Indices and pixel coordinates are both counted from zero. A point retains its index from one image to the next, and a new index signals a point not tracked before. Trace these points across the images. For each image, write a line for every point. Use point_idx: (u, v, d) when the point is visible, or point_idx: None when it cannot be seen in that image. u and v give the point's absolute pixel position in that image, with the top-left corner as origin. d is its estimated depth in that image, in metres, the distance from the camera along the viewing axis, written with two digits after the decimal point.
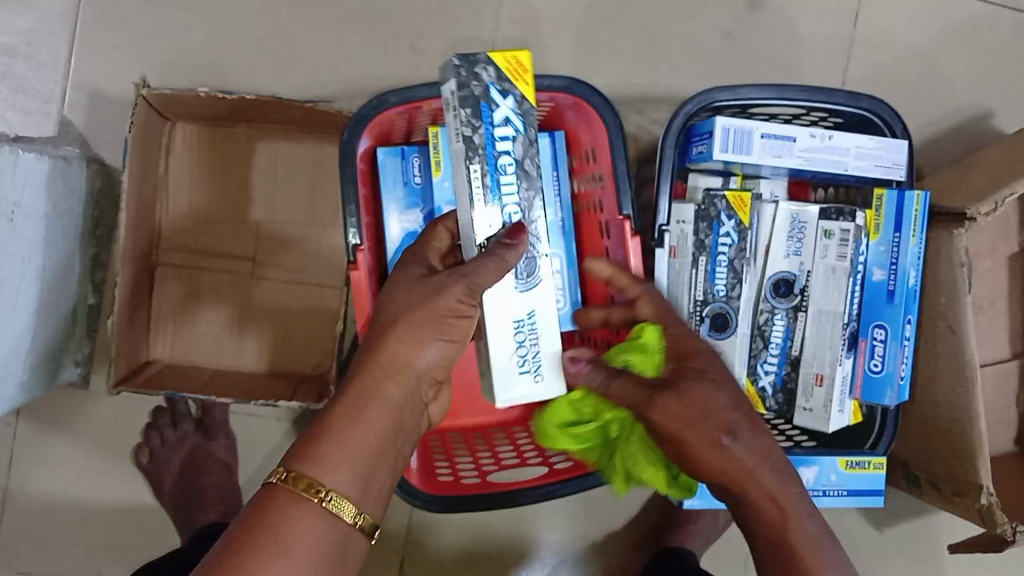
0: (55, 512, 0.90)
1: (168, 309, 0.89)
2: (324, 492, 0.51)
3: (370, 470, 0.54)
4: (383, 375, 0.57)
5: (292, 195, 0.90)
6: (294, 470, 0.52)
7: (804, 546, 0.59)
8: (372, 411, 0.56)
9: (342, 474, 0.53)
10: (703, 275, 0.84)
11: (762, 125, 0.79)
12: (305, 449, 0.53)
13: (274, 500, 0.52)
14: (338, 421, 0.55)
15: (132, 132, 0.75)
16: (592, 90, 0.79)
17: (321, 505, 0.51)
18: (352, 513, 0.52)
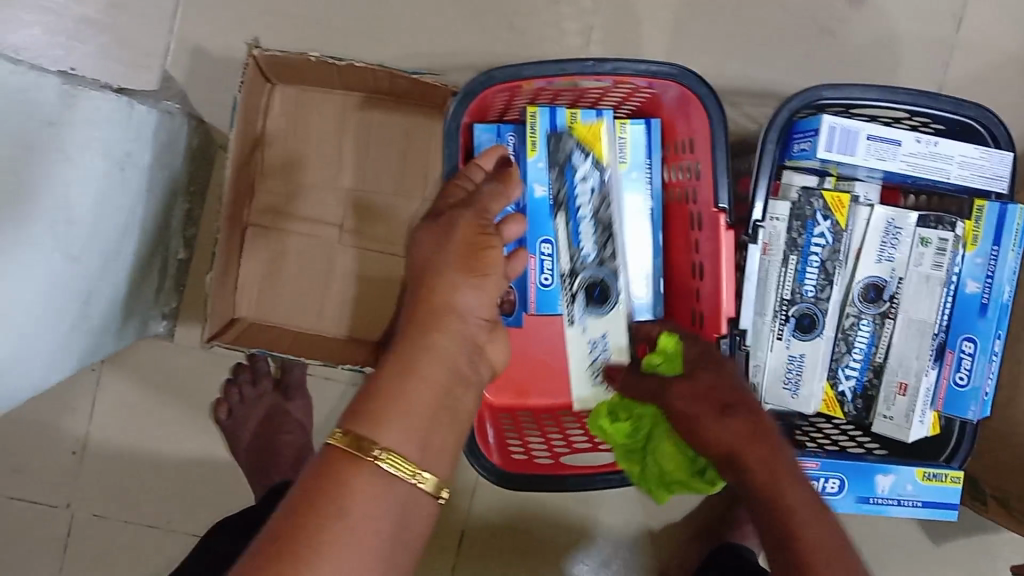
0: (132, 459, 0.92)
1: (256, 269, 0.90)
2: (378, 450, 0.48)
3: (431, 429, 0.51)
4: (432, 324, 0.54)
5: (383, 164, 0.90)
6: (351, 430, 0.49)
7: (801, 521, 0.58)
8: (423, 364, 0.52)
9: (393, 433, 0.49)
10: (793, 274, 0.83)
11: (868, 127, 0.78)
12: (363, 407, 0.50)
13: (330, 461, 0.49)
14: (388, 378, 0.52)
15: (242, 92, 0.77)
16: (698, 79, 0.78)
17: (376, 463, 0.48)
18: (412, 471, 0.49)
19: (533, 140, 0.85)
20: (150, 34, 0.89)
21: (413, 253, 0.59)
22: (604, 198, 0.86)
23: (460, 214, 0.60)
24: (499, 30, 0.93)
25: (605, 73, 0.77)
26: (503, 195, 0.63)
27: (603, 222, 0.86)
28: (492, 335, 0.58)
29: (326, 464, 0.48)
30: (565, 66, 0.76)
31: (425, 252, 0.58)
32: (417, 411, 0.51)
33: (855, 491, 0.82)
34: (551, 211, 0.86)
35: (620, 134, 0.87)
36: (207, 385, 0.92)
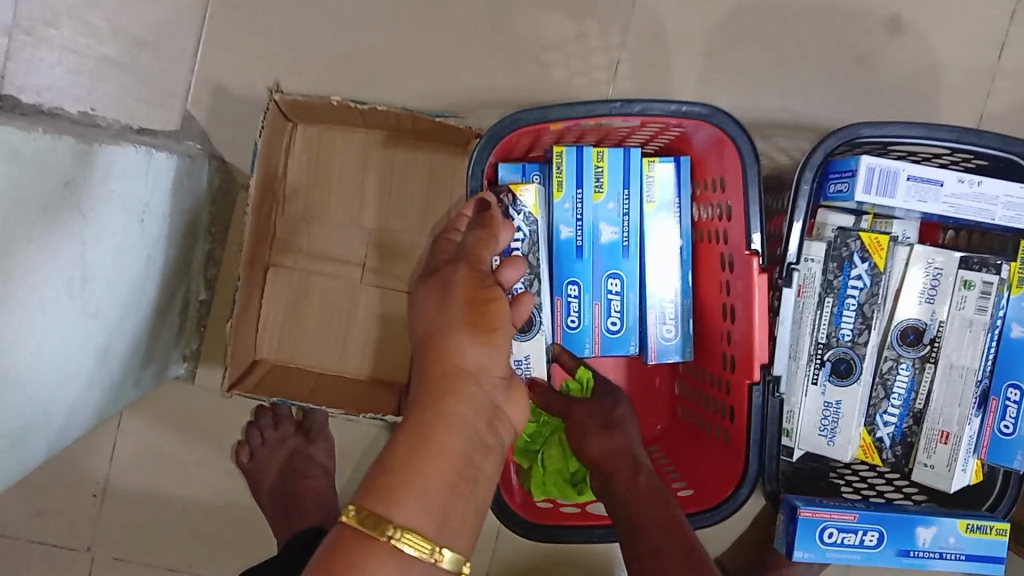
0: (153, 502, 0.91)
1: (277, 310, 0.88)
2: (392, 530, 0.46)
3: (451, 502, 0.48)
4: (449, 390, 0.51)
5: (407, 203, 0.89)
6: (366, 508, 0.47)
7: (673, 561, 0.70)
8: (440, 434, 0.49)
9: (411, 510, 0.47)
10: (829, 318, 0.81)
11: (909, 167, 0.75)
12: (375, 482, 0.48)
13: (346, 541, 0.47)
14: (403, 449, 0.49)
15: (263, 135, 0.75)
16: (730, 119, 0.76)
17: (393, 545, 0.46)
18: (430, 550, 0.47)
19: (557, 179, 0.83)
20: (171, 73, 0.89)
21: (413, 318, 0.58)
22: (535, 244, 0.81)
23: (456, 268, 0.59)
24: (525, 64, 0.91)
25: (634, 113, 0.75)
26: (490, 244, 0.64)
27: (532, 266, 0.81)
28: (509, 393, 0.54)
29: (343, 546, 0.47)
30: (592, 107, 0.74)
31: (427, 314, 0.56)
32: (437, 484, 0.48)
33: (895, 544, 0.79)
34: (578, 251, 0.84)
35: (649, 172, 0.84)
36: (228, 427, 0.91)
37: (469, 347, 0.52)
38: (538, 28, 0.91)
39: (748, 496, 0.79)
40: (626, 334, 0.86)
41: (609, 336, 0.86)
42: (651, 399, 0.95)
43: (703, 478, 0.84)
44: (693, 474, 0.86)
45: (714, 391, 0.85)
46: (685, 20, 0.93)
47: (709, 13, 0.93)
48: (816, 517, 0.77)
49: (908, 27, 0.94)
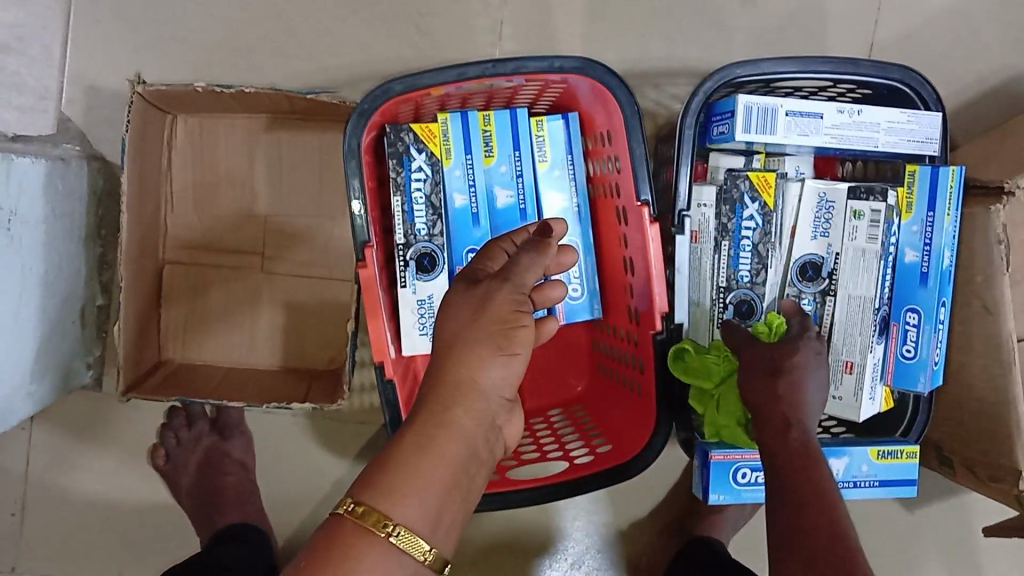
0: (75, 515, 0.90)
1: (179, 309, 0.87)
2: (391, 526, 0.44)
3: (442, 505, 0.46)
4: (453, 398, 0.47)
5: (300, 187, 0.87)
6: (364, 503, 0.45)
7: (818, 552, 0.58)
8: (441, 439, 0.46)
9: (411, 508, 0.45)
10: (724, 264, 0.81)
11: (787, 103, 0.75)
12: (373, 477, 0.46)
13: (339, 532, 0.45)
14: (406, 449, 0.46)
15: (128, 133, 0.73)
16: (606, 71, 0.75)
17: (389, 542, 0.44)
18: (421, 549, 0.45)
19: (443, 146, 0.80)
20: (41, 76, 0.86)
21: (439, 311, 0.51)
22: (438, 187, 0.81)
23: (498, 285, 0.50)
24: (406, 34, 0.90)
25: (510, 72, 0.73)
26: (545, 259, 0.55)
27: (435, 208, 0.81)
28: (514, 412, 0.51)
29: (338, 537, 0.45)
30: (466, 71, 0.73)
31: (455, 324, 0.49)
32: (434, 485, 0.45)
33: None
34: (473, 219, 0.81)
35: (538, 131, 0.83)
36: (144, 432, 0.90)
37: (483, 364, 0.48)
38: None
39: (664, 444, 0.79)
40: None
41: None
42: (572, 359, 0.95)
43: (620, 431, 0.84)
44: (610, 429, 0.86)
45: (627, 346, 0.85)
46: None
47: None
48: (728, 458, 0.78)
49: None
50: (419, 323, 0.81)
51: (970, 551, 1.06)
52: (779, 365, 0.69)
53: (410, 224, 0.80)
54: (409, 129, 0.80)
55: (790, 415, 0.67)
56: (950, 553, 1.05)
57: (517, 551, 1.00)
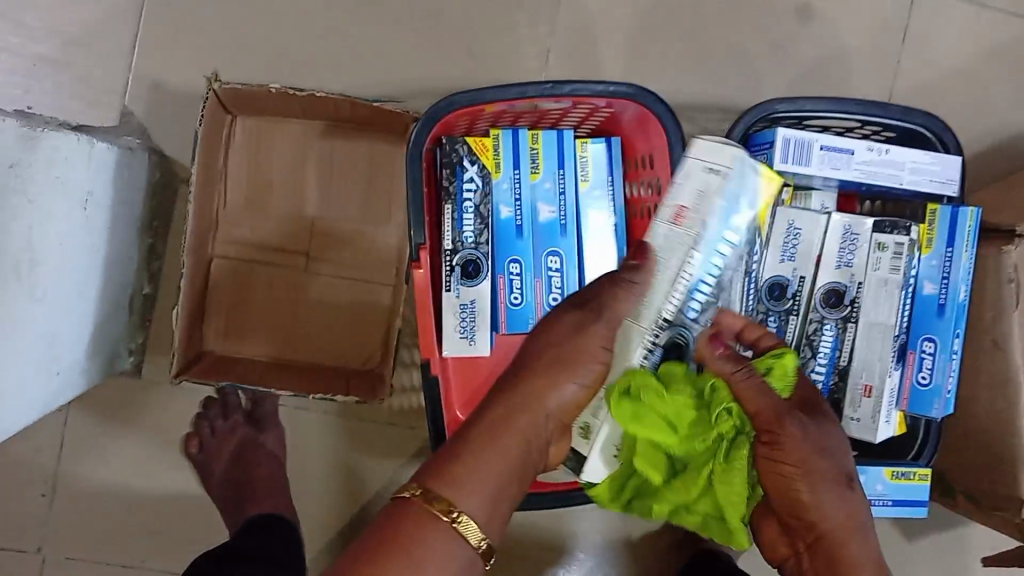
0: (101, 500, 0.91)
1: (224, 300, 0.90)
2: (455, 512, 0.51)
3: (498, 497, 0.53)
4: (518, 406, 0.57)
5: (349, 192, 0.91)
6: (429, 489, 0.52)
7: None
8: (506, 440, 0.55)
9: (473, 496, 0.52)
10: (691, 269, 0.69)
11: (822, 138, 0.81)
12: (440, 465, 0.53)
13: (406, 514, 0.51)
14: (474, 443, 0.54)
15: (202, 125, 0.77)
16: (655, 98, 0.80)
17: (451, 526, 0.51)
18: (476, 537, 0.51)
19: (494, 159, 0.85)
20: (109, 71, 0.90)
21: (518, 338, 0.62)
22: (487, 198, 0.84)
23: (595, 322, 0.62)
24: (458, 55, 0.94)
25: (565, 94, 0.79)
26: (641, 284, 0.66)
27: (483, 218, 0.84)
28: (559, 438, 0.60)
29: (403, 517, 0.51)
30: (525, 88, 0.78)
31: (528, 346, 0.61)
32: (496, 477, 0.53)
33: None
34: (518, 231, 0.86)
35: (582, 152, 0.87)
36: (179, 421, 0.91)
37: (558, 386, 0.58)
38: (469, 21, 0.95)
39: None
40: None
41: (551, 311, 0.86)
42: None
43: None
44: None
45: None
46: (609, 10, 0.97)
47: (631, 3, 0.97)
48: None
49: (819, 12, 1.00)
50: (460, 326, 0.84)
51: None
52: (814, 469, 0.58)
53: (457, 231, 0.84)
54: (463, 138, 0.84)
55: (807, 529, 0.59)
56: None
57: (528, 559, 1.02)
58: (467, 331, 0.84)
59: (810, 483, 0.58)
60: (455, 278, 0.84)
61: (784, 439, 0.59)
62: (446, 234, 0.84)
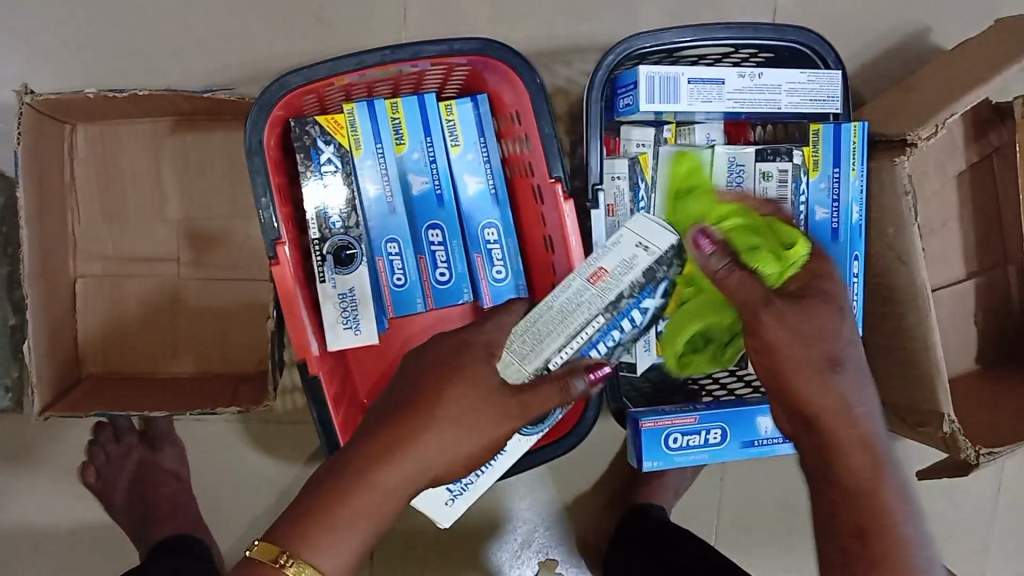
0: (4, 542, 0.88)
1: (96, 320, 0.85)
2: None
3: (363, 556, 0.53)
4: (392, 460, 0.54)
5: (210, 189, 0.86)
6: (299, 558, 0.51)
7: (880, 520, 0.56)
8: (373, 502, 0.52)
9: (339, 560, 0.51)
10: (592, 330, 0.61)
11: (688, 71, 0.76)
12: (311, 529, 0.51)
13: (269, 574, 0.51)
14: (342, 505, 0.52)
15: (20, 143, 0.71)
16: (508, 49, 0.75)
17: None
18: None
19: (352, 136, 0.79)
20: None
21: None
22: (350, 178, 0.80)
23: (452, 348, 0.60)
24: (308, 28, 0.89)
25: (409, 58, 0.73)
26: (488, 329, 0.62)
27: (349, 199, 0.80)
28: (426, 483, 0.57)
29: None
30: (365, 58, 0.73)
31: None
32: (358, 542, 0.52)
33: (739, 437, 0.81)
34: (389, 208, 0.81)
35: (448, 115, 0.81)
36: (71, 450, 0.88)
37: (431, 441, 0.55)
38: None
39: (596, 417, 0.80)
40: (456, 283, 0.83)
41: (439, 287, 0.83)
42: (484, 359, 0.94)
43: None
44: None
45: None
46: None
47: None
48: (659, 425, 0.79)
49: None
50: (342, 317, 0.80)
51: (909, 495, 1.09)
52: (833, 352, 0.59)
53: (322, 217, 0.79)
54: (314, 116, 0.79)
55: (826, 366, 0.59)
56: None
57: (466, 535, 1.00)
58: (350, 321, 0.80)
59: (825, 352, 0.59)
60: (326, 268, 0.79)
61: (811, 308, 0.61)
62: (311, 222, 0.79)
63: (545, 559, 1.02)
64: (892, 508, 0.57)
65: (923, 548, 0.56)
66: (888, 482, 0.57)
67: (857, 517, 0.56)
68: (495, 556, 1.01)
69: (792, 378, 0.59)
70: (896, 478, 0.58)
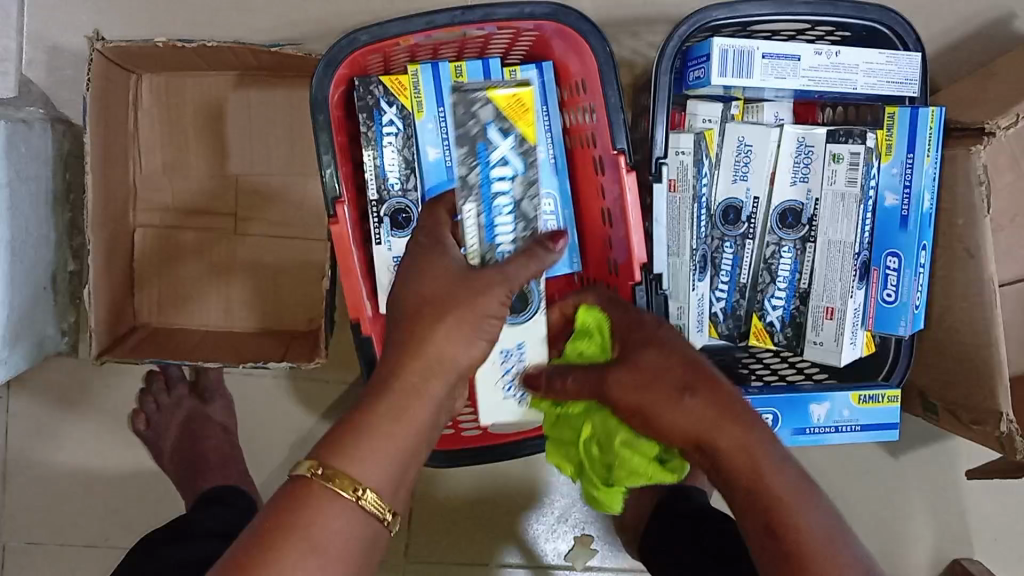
0: (55, 483, 0.89)
1: (154, 270, 0.86)
2: (361, 491, 0.49)
3: (408, 469, 0.52)
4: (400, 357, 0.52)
5: (271, 145, 0.86)
6: (332, 466, 0.49)
7: (785, 494, 0.52)
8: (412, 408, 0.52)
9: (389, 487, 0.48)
10: (371, 163, 0.79)
11: (763, 46, 0.74)
12: (337, 438, 0.50)
13: (306, 493, 0.49)
14: (384, 424, 0.51)
15: (90, 89, 0.71)
16: (577, 16, 0.73)
17: (358, 505, 0.49)
18: (384, 511, 0.50)
19: (414, 98, 0.78)
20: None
21: None
22: (410, 140, 0.79)
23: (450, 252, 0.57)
24: None
25: (479, 20, 0.72)
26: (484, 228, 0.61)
27: (409, 161, 0.79)
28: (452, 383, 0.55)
29: (302, 497, 0.49)
30: (435, 19, 0.72)
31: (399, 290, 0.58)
32: (398, 459, 0.51)
33: (791, 423, 0.80)
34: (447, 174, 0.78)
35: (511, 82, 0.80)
36: (123, 398, 0.89)
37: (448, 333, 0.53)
38: None
39: None
40: None
41: None
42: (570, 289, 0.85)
43: None
44: None
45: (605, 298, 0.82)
46: None
47: None
48: None
49: None
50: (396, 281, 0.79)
51: (956, 496, 1.06)
52: (683, 380, 0.55)
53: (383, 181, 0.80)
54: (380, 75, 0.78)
55: (682, 380, 0.55)
56: (934, 497, 1.06)
57: (503, 507, 1.00)
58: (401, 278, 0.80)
59: (662, 391, 0.56)
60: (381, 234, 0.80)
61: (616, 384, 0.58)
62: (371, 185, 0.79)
63: (580, 534, 1.01)
64: (794, 493, 0.52)
65: (832, 529, 0.52)
66: (779, 481, 0.52)
67: (765, 507, 0.52)
68: (530, 529, 1.01)
69: (654, 411, 0.56)
70: (788, 463, 0.54)
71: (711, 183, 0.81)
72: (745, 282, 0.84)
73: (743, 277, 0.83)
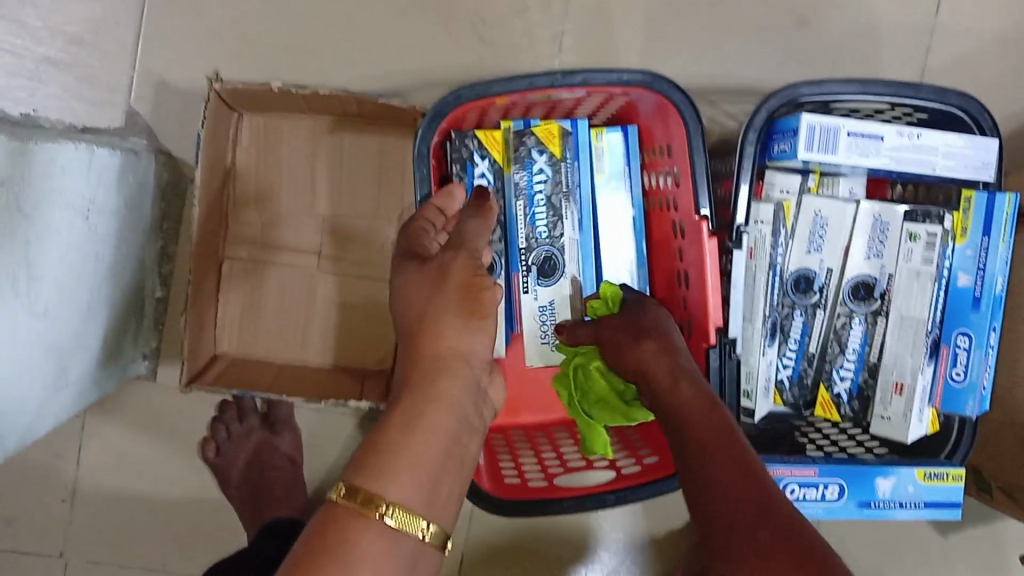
0: (120, 504, 0.91)
1: (237, 301, 0.88)
2: (385, 506, 0.45)
3: None
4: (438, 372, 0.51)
5: (360, 187, 0.89)
6: (355, 485, 0.46)
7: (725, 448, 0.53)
8: None
9: None
10: None
11: (848, 124, 0.77)
12: (364, 459, 0.48)
13: (332, 521, 0.45)
14: None
15: (205, 126, 0.75)
16: (672, 86, 0.76)
17: (384, 522, 0.45)
18: (420, 526, 0.46)
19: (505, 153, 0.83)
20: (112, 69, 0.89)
21: None
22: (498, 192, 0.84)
23: (453, 254, 0.54)
24: (468, 45, 0.92)
25: (577, 84, 0.75)
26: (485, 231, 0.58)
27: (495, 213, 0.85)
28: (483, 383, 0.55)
29: (328, 525, 0.45)
30: (535, 80, 0.74)
31: (421, 299, 0.53)
32: None
33: (856, 496, 0.80)
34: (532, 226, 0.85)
35: (597, 142, 0.85)
36: (194, 424, 0.91)
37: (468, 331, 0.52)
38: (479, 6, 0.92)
39: None
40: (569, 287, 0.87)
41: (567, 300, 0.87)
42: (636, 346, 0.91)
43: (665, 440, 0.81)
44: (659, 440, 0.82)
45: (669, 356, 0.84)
46: None
47: None
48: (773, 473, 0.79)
49: None
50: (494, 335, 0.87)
51: None
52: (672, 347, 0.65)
53: None
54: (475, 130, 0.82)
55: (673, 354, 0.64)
56: None
57: (553, 559, 1.01)
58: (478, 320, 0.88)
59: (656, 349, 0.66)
60: None
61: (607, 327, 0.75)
62: None
63: None
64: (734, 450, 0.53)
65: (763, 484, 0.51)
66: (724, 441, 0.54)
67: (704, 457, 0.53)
68: None
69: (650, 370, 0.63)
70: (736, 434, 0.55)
71: (785, 253, 0.83)
72: (813, 351, 0.85)
73: (812, 346, 0.85)
